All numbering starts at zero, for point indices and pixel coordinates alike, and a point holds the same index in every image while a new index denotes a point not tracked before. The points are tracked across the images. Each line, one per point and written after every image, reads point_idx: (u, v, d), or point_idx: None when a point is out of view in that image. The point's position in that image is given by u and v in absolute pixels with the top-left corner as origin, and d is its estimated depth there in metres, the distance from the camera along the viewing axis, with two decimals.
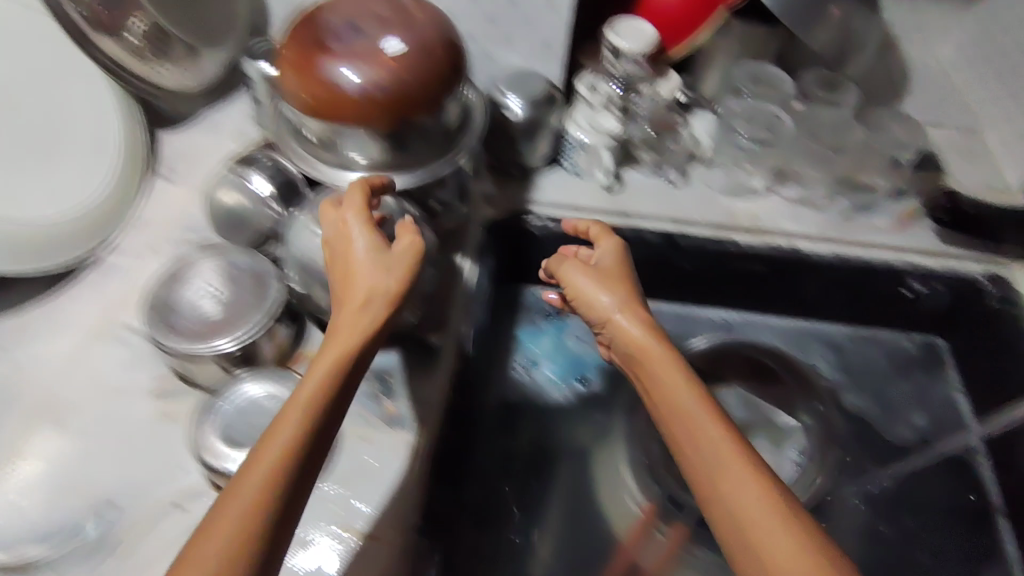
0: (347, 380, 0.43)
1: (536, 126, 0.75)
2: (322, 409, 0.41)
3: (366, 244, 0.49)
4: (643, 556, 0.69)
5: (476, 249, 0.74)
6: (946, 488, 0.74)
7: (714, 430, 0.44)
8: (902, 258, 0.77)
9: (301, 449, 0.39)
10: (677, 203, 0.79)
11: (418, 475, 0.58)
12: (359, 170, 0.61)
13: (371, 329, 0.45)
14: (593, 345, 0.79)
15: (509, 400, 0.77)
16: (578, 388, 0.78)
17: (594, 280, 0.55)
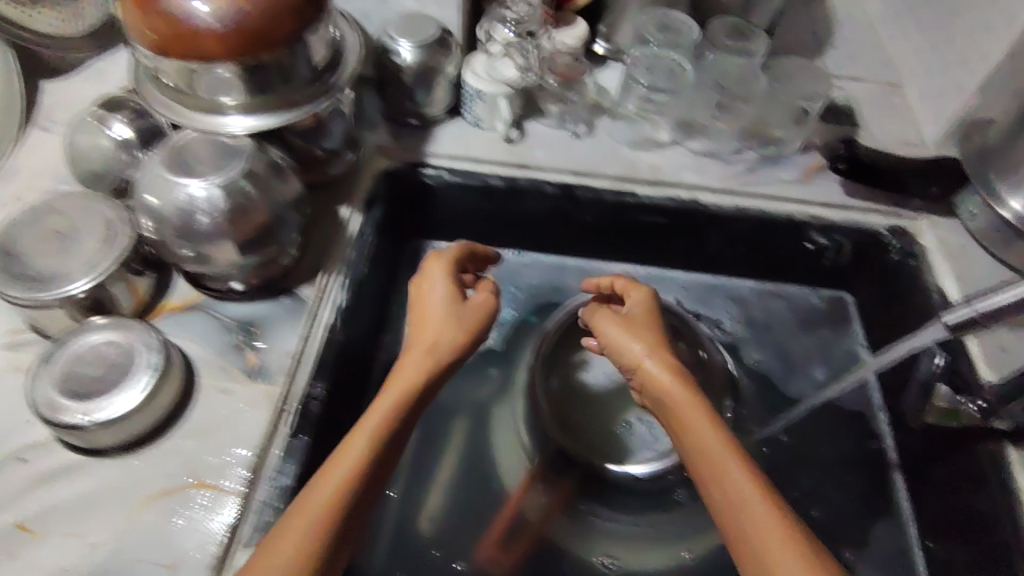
0: (403, 417, 0.50)
1: (429, 73, 0.72)
2: (374, 447, 0.47)
3: (439, 305, 0.56)
4: (528, 508, 0.68)
5: (365, 200, 0.71)
6: (841, 445, 0.74)
7: (734, 463, 0.46)
8: (803, 210, 0.75)
9: (354, 483, 0.45)
10: (579, 155, 0.77)
11: (270, 426, 0.56)
12: (228, 113, 0.58)
13: (427, 370, 0.52)
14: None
15: (402, 356, 0.75)
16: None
17: (624, 328, 0.57)
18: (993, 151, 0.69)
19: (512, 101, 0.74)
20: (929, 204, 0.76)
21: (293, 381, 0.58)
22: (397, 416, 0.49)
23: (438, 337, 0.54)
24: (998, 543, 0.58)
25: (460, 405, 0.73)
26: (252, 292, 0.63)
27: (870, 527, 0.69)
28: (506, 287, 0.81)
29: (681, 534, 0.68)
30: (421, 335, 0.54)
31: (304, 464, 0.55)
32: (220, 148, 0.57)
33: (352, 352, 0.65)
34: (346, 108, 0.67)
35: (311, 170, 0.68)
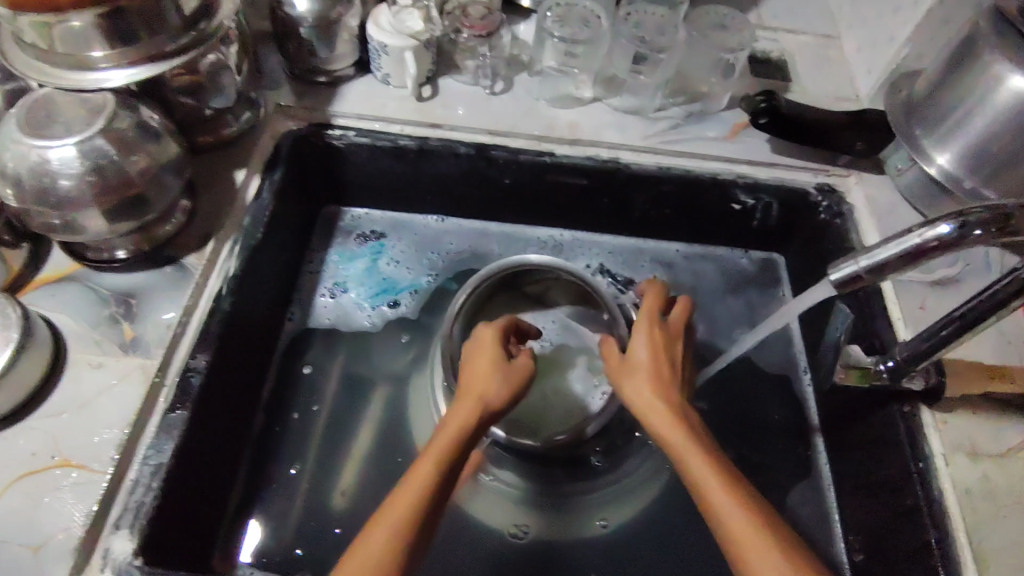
0: (443, 487, 0.46)
1: (329, 25, 0.67)
2: (435, 487, 0.45)
3: (491, 356, 0.54)
4: None
5: (262, 161, 0.67)
6: (764, 410, 0.72)
7: (720, 492, 0.46)
8: (729, 168, 0.72)
9: (412, 524, 0.43)
10: (494, 113, 0.73)
11: (145, 400, 0.53)
12: (103, 66, 0.54)
13: (465, 434, 0.49)
14: (406, 269, 0.76)
15: (311, 326, 0.72)
16: (388, 314, 0.74)
17: (647, 375, 0.54)
18: (918, 104, 0.66)
19: (420, 56, 0.70)
20: (857, 160, 0.73)
21: (172, 354, 0.56)
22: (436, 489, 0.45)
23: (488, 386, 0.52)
24: (908, 506, 0.57)
25: (373, 376, 0.70)
26: (134, 261, 0.59)
27: (789, 493, 0.68)
28: (424, 254, 0.77)
29: (595, 504, 0.66)
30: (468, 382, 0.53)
31: (182, 439, 0.53)
32: (97, 104, 0.53)
33: (247, 322, 0.63)
34: (235, 63, 0.63)
35: (202, 132, 0.64)
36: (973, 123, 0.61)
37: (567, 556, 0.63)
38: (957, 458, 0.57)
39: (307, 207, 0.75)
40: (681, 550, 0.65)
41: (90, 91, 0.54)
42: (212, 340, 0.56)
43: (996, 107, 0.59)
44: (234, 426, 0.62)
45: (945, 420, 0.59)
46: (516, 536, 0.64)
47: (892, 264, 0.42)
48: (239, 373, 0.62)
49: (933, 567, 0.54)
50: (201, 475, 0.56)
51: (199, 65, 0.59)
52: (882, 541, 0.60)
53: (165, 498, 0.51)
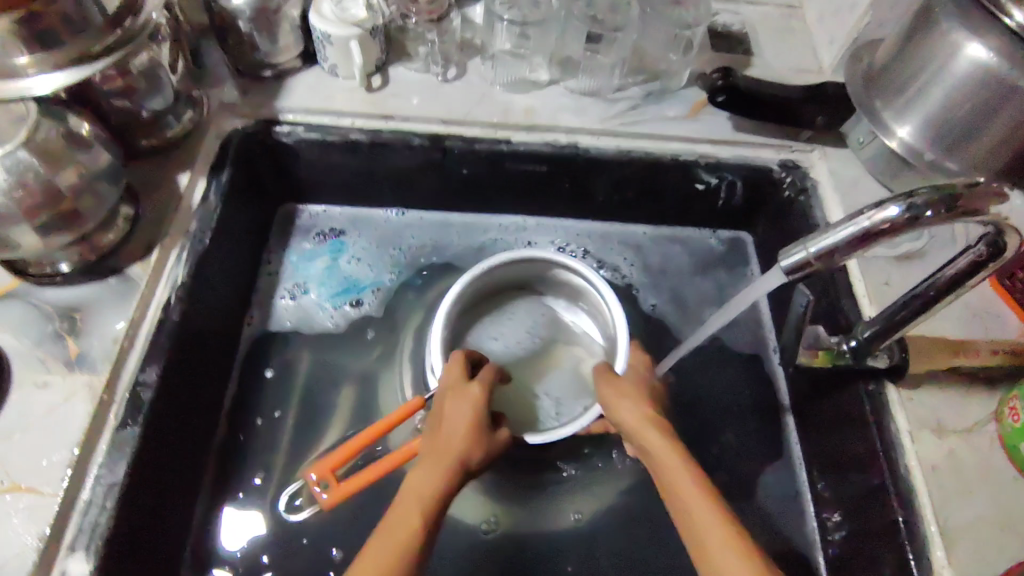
0: (424, 529, 0.47)
1: (268, 17, 0.65)
2: (421, 523, 0.47)
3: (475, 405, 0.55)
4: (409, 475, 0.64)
5: (208, 163, 0.65)
6: (736, 391, 0.72)
7: (707, 514, 0.44)
8: (690, 148, 0.71)
9: (397, 563, 0.44)
10: (448, 100, 0.71)
11: (95, 416, 0.51)
12: (27, 76, 0.51)
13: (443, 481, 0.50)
14: (367, 267, 0.74)
15: (272, 329, 0.70)
16: (350, 313, 0.72)
17: (625, 396, 0.56)
18: (879, 75, 0.65)
19: (366, 45, 0.67)
20: (821, 134, 0.72)
21: (120, 368, 0.53)
22: (412, 531, 0.46)
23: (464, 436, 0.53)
24: (875, 485, 0.57)
25: (338, 377, 0.69)
26: (76, 274, 0.57)
27: (762, 474, 0.68)
28: (385, 249, 0.76)
29: (569, 494, 0.66)
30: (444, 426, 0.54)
31: (135, 457, 0.50)
32: (33, 114, 0.51)
33: (200, 330, 0.60)
34: (169, 61, 0.60)
35: (141, 135, 0.62)
36: (933, 94, 0.60)
37: (540, 549, 0.63)
38: (923, 435, 0.57)
39: (261, 207, 0.73)
40: (654, 537, 0.64)
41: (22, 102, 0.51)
42: (162, 352, 0.54)
43: (954, 76, 0.58)
44: (194, 438, 0.60)
45: (910, 397, 0.58)
46: (489, 531, 0.63)
47: (841, 249, 0.41)
48: (195, 384, 0.60)
49: (900, 546, 0.54)
50: (159, 491, 0.54)
51: (130, 67, 0.56)
52: (851, 520, 0.60)
53: (122, 518, 0.49)
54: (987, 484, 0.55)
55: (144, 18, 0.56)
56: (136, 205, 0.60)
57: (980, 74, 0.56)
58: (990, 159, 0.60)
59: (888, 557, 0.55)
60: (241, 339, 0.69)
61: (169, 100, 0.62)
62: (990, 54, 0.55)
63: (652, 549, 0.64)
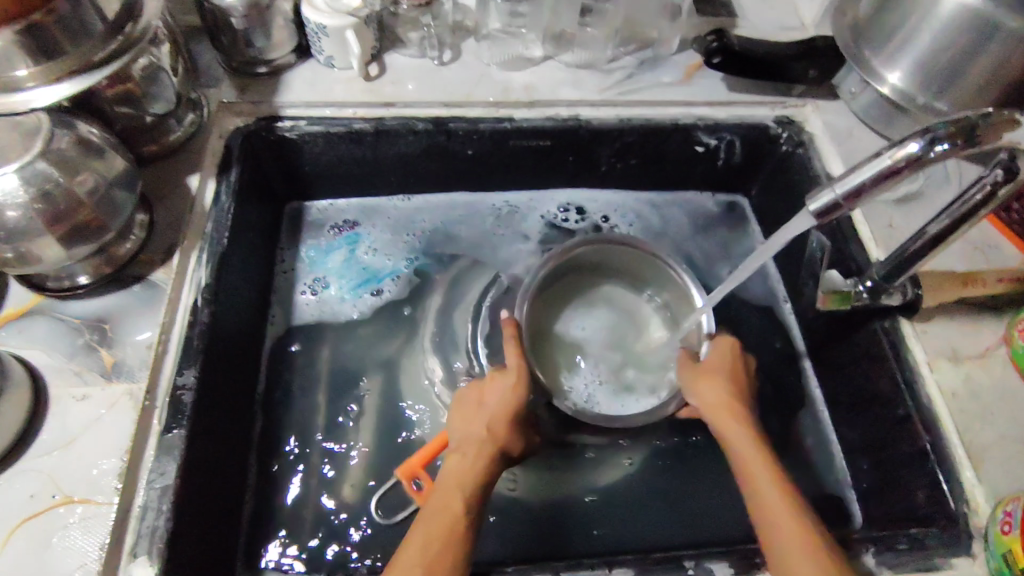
0: (473, 510, 0.49)
1: (260, 13, 0.64)
2: (469, 506, 0.49)
3: (510, 390, 0.57)
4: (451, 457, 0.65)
5: (217, 164, 0.64)
6: (754, 344, 0.74)
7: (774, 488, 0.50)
8: (688, 112, 0.72)
9: (454, 543, 0.47)
10: (447, 82, 0.71)
11: (139, 424, 0.51)
12: (31, 86, 0.50)
13: (487, 463, 0.52)
14: (383, 258, 0.75)
15: (294, 323, 0.70)
16: (371, 302, 0.72)
17: (713, 379, 0.59)
18: (866, 25, 0.67)
19: (361, 34, 0.67)
20: (812, 88, 0.74)
21: (157, 372, 0.53)
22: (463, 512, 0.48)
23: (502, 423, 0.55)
24: (903, 417, 0.59)
25: (365, 367, 0.69)
26: (99, 285, 0.56)
27: (788, 420, 0.70)
28: (398, 237, 0.76)
29: (607, 457, 0.66)
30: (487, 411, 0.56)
31: (184, 459, 0.50)
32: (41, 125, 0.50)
33: (229, 331, 0.60)
34: (169, 64, 0.59)
35: (146, 142, 0.61)
36: (921, 38, 0.62)
37: (574, 511, 0.63)
38: (942, 364, 0.59)
39: (270, 205, 0.72)
40: (691, 491, 0.66)
41: (29, 109, 0.50)
42: (196, 353, 0.54)
43: (941, 19, 0.60)
44: (235, 438, 0.60)
45: (926, 330, 0.61)
46: (512, 491, 0.64)
47: (867, 187, 0.43)
48: (230, 385, 0.60)
49: (933, 471, 0.56)
50: (209, 492, 0.54)
51: (132, 72, 0.56)
52: (881, 454, 0.62)
53: (179, 520, 0.49)
54: (1006, 404, 0.57)
55: (144, 21, 0.55)
56: (151, 211, 0.59)
57: (965, 15, 0.58)
58: (979, 97, 0.62)
59: (922, 482, 0.57)
60: (265, 340, 0.69)
61: (171, 104, 0.61)
62: None
63: (691, 503, 0.65)
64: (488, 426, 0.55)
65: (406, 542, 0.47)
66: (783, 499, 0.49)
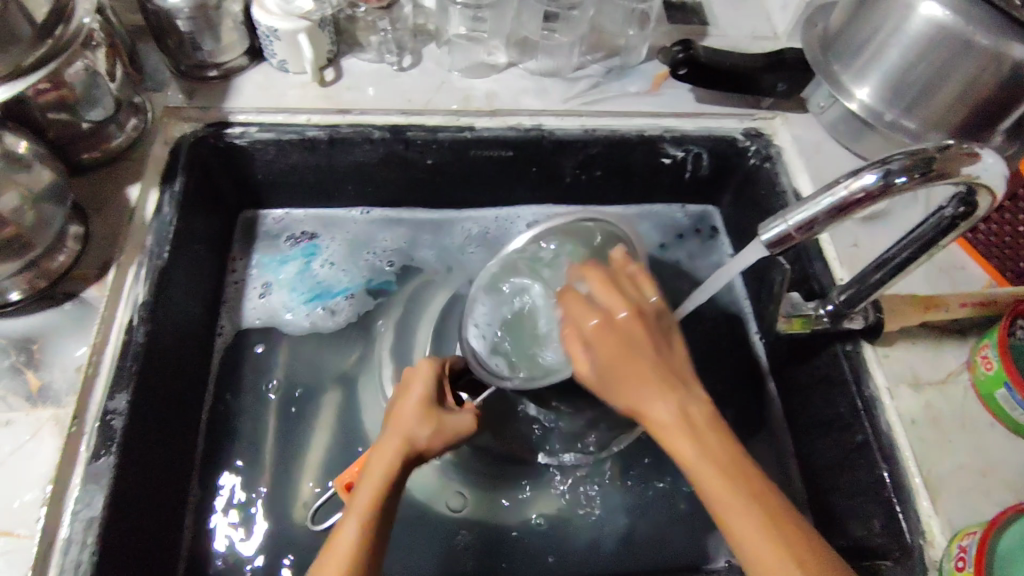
0: (374, 532, 0.45)
1: (207, 14, 0.61)
2: (365, 528, 0.45)
3: (419, 395, 0.52)
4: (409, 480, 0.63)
5: (161, 174, 0.61)
6: (719, 364, 0.73)
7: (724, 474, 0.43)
8: (655, 123, 0.70)
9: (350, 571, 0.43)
10: (405, 89, 0.69)
11: (65, 452, 0.48)
12: None
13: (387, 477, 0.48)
14: (340, 272, 0.72)
15: (242, 330, 0.68)
16: (324, 325, 0.70)
17: (619, 337, 0.48)
18: (837, 38, 0.65)
19: (315, 38, 0.65)
20: (781, 101, 0.72)
21: (87, 396, 0.51)
22: (362, 537, 0.44)
23: (416, 421, 0.50)
24: (864, 443, 0.58)
25: (318, 383, 0.67)
26: (28, 302, 0.54)
27: (751, 441, 0.69)
28: (359, 251, 0.74)
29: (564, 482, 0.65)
30: (396, 414, 0.52)
31: (112, 489, 0.48)
32: None
33: (168, 349, 0.58)
34: (107, 69, 0.56)
35: (84, 149, 0.58)
36: (891, 53, 0.60)
37: (522, 532, 0.62)
38: (901, 390, 0.58)
39: (220, 213, 0.69)
40: (650, 513, 0.64)
41: None
42: (130, 376, 0.52)
43: (910, 35, 0.58)
44: (173, 460, 0.58)
45: (887, 354, 0.60)
46: (457, 507, 0.63)
47: (820, 219, 0.41)
48: (166, 406, 0.57)
49: (889, 500, 0.55)
50: (142, 519, 0.53)
51: (64, 77, 0.53)
52: (840, 478, 0.61)
53: (106, 552, 0.47)
54: (965, 432, 0.56)
55: (77, 23, 0.52)
56: (86, 223, 0.57)
57: (935, 31, 0.57)
58: (947, 116, 0.61)
59: (877, 511, 0.56)
60: (214, 357, 0.67)
61: (110, 110, 0.58)
62: (943, 9, 0.56)
63: (649, 524, 0.64)
64: (391, 438, 0.50)
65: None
66: (737, 491, 0.43)
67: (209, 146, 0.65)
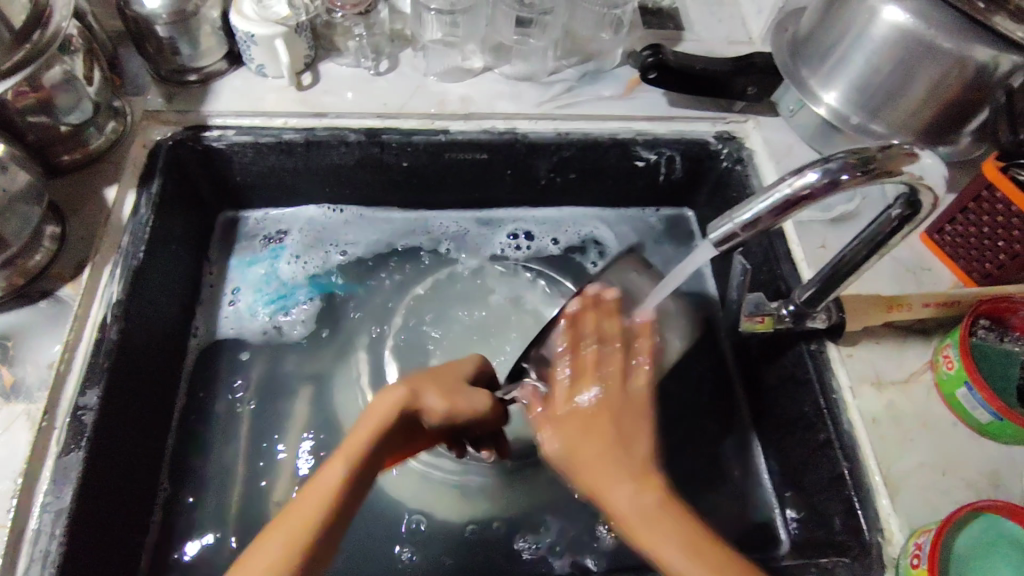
0: (363, 466, 0.46)
1: (185, 21, 0.63)
2: (359, 454, 0.46)
3: (446, 369, 0.55)
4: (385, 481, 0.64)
5: (139, 176, 0.63)
6: (694, 363, 0.73)
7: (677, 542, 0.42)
8: (627, 127, 0.72)
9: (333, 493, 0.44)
10: (381, 93, 0.70)
11: (36, 446, 0.50)
12: None
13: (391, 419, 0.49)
14: (306, 270, 0.73)
15: (216, 339, 0.69)
16: (287, 333, 0.70)
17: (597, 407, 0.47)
18: (805, 43, 0.66)
19: (291, 42, 0.66)
20: (753, 104, 0.74)
21: (58, 393, 0.52)
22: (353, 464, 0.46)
23: (430, 382, 0.52)
24: (826, 442, 0.58)
25: (294, 382, 0.68)
26: (6, 299, 0.55)
27: (724, 441, 0.69)
28: (329, 251, 0.75)
29: (536, 480, 0.66)
30: (416, 374, 0.53)
31: (82, 482, 0.49)
32: None
33: (142, 347, 0.59)
34: (85, 73, 0.58)
35: (64, 151, 0.60)
36: (855, 57, 0.61)
37: (490, 530, 0.63)
38: (864, 389, 0.59)
39: (197, 214, 0.71)
40: None
41: None
42: (101, 373, 0.53)
43: (874, 39, 0.59)
44: (143, 456, 0.59)
45: (851, 354, 0.60)
46: (430, 506, 0.64)
47: (763, 219, 0.42)
48: (139, 402, 0.58)
49: (849, 498, 0.56)
50: (112, 512, 0.54)
51: (42, 81, 0.54)
52: (804, 476, 0.62)
53: (75, 543, 0.48)
54: (927, 431, 0.57)
55: (54, 27, 0.53)
56: (63, 223, 0.58)
57: (898, 35, 0.57)
58: (911, 119, 0.62)
59: (838, 508, 0.57)
60: (189, 354, 0.68)
61: (88, 114, 0.60)
62: (906, 15, 0.56)
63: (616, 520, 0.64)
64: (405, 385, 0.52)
65: (275, 520, 0.43)
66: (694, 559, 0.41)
67: (204, 149, 0.66)
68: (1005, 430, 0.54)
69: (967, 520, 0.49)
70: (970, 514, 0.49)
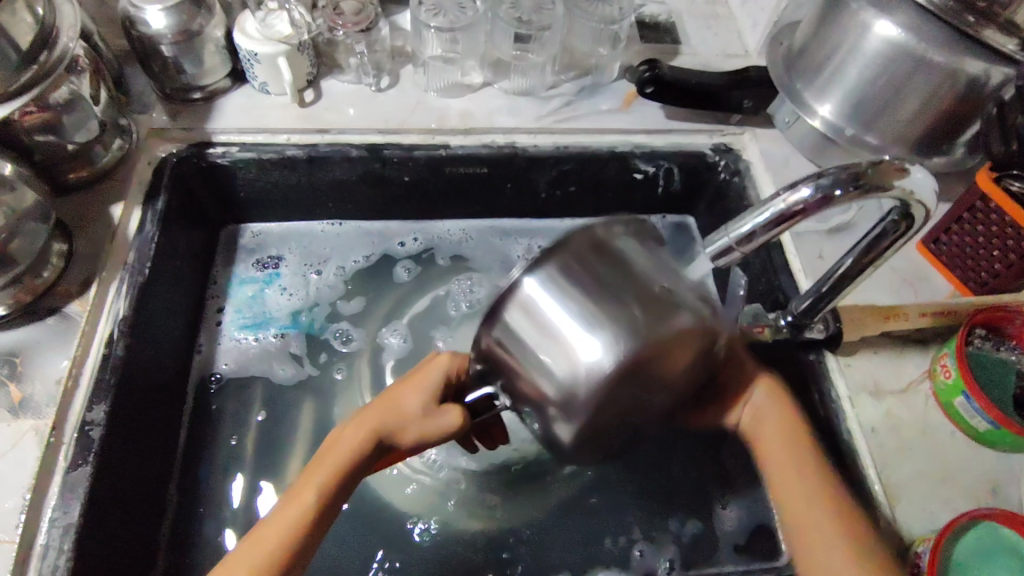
0: (326, 508, 0.45)
1: (189, 41, 0.64)
2: (319, 500, 0.45)
3: (416, 388, 0.49)
4: (391, 492, 0.65)
5: (146, 194, 0.64)
6: None
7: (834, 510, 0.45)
8: (626, 140, 0.73)
9: (290, 542, 0.43)
10: (381, 108, 0.71)
11: (46, 461, 0.50)
12: None
13: (353, 456, 0.46)
14: (295, 298, 0.73)
15: (212, 373, 0.69)
16: (274, 372, 0.70)
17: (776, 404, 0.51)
18: (799, 56, 0.67)
19: (294, 60, 0.67)
20: (749, 116, 0.74)
21: (66, 409, 0.53)
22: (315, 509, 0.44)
23: (401, 408, 0.48)
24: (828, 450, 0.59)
25: (299, 394, 0.69)
26: (13, 317, 0.56)
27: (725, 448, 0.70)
28: (313, 274, 0.75)
29: (541, 489, 0.67)
30: (379, 398, 0.50)
31: (89, 497, 0.50)
32: None
33: (146, 363, 0.60)
34: (91, 93, 0.59)
35: (71, 170, 0.61)
36: (848, 71, 0.62)
37: (497, 541, 0.64)
38: (863, 399, 0.59)
39: (201, 228, 0.72)
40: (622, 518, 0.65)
41: None
42: (109, 388, 0.54)
43: (867, 54, 0.60)
44: (149, 471, 0.60)
45: (849, 363, 0.61)
46: (435, 520, 0.64)
47: (759, 232, 0.42)
48: (144, 417, 0.59)
49: None
50: (117, 527, 0.54)
51: (50, 101, 0.55)
52: None
53: (83, 559, 0.49)
54: (926, 440, 0.58)
55: (60, 49, 0.54)
56: (70, 241, 0.59)
57: (891, 50, 0.58)
58: (906, 132, 0.63)
59: None
60: (196, 368, 0.69)
61: (95, 133, 0.60)
62: (898, 30, 0.57)
63: (616, 531, 0.65)
64: (371, 409, 0.49)
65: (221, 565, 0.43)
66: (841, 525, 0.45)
67: (209, 165, 0.68)
68: (1003, 438, 0.55)
69: (966, 529, 0.50)
70: (969, 523, 0.50)
